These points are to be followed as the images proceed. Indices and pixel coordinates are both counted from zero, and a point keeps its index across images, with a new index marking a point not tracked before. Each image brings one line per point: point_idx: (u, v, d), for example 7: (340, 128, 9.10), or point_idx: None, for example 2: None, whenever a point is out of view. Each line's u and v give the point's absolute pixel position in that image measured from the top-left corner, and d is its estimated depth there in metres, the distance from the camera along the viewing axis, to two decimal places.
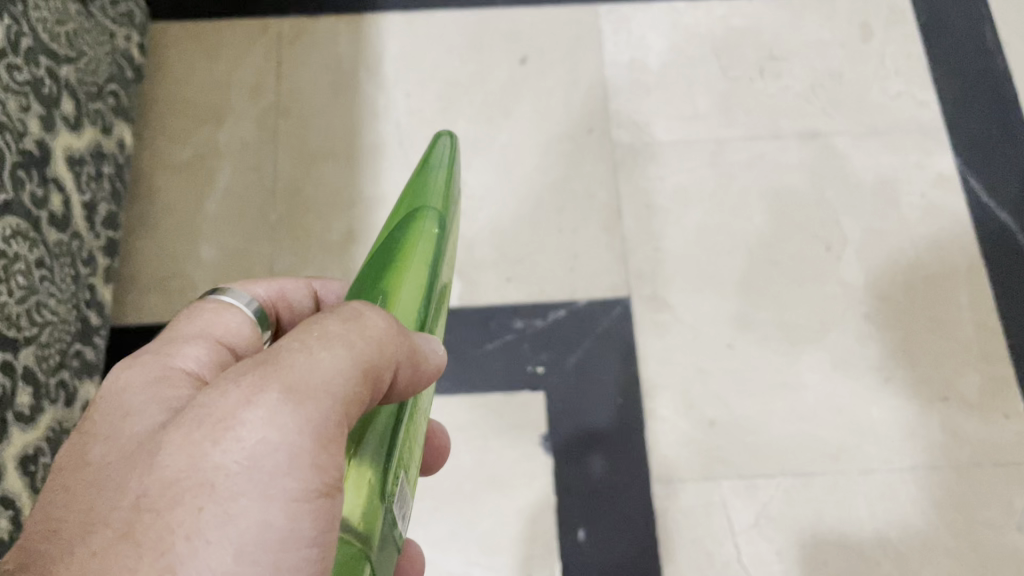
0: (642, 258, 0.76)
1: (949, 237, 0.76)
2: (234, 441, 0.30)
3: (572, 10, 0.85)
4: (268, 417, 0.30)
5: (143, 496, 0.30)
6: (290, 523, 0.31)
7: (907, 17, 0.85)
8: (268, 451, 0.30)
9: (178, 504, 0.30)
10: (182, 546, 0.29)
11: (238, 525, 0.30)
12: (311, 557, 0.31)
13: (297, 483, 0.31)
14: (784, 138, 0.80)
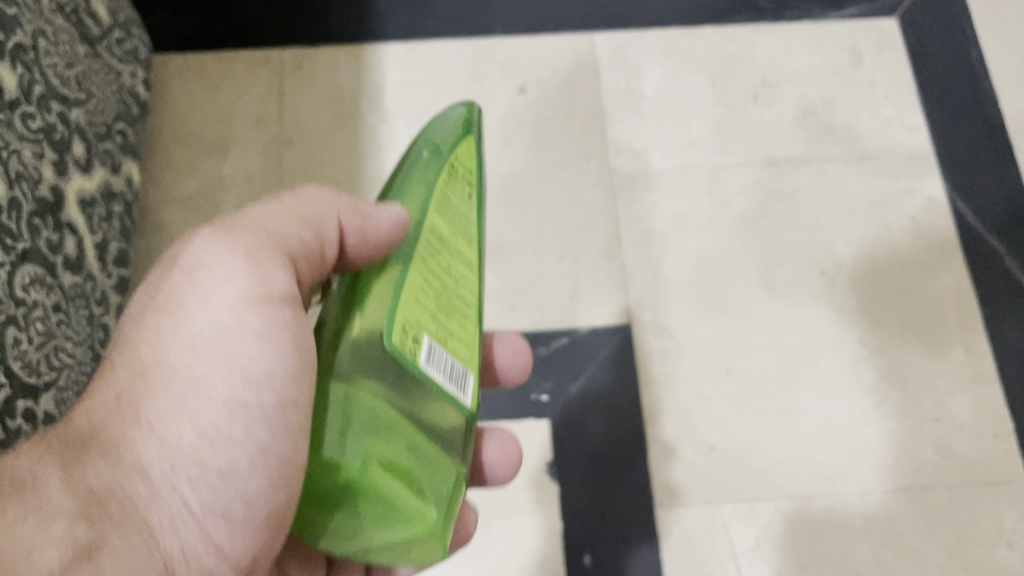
0: (642, 285, 0.77)
1: (940, 260, 0.78)
2: (175, 278, 0.40)
3: (569, 39, 0.87)
4: (212, 243, 0.41)
5: (128, 328, 0.40)
6: (237, 318, 0.40)
7: (896, 43, 0.87)
8: (213, 265, 0.40)
9: (151, 320, 0.40)
10: (153, 349, 0.39)
11: (198, 325, 0.39)
12: (253, 346, 0.39)
13: (242, 286, 0.40)
14: (778, 164, 0.82)
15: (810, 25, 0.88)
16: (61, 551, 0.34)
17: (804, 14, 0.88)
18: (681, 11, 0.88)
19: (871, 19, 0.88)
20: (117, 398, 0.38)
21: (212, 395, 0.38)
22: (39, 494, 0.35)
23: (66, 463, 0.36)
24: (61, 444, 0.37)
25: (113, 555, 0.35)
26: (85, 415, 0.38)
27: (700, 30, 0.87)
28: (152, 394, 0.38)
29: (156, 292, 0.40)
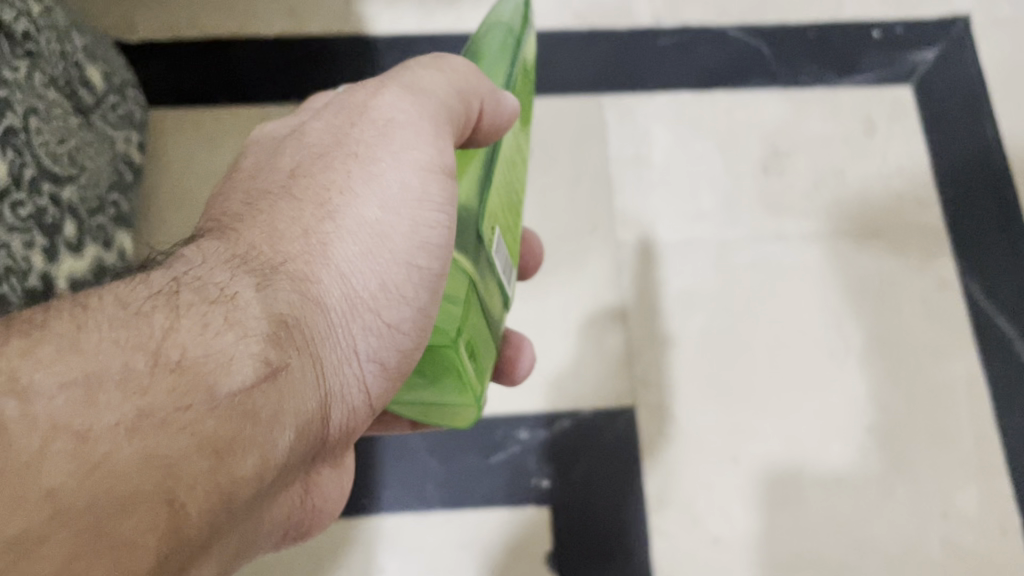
0: (647, 364, 0.76)
1: (949, 343, 0.77)
2: (366, 122, 0.45)
3: (575, 100, 0.85)
4: (392, 101, 0.45)
5: (297, 168, 0.44)
6: (421, 186, 0.44)
7: (910, 112, 0.85)
8: (391, 124, 0.45)
9: (330, 167, 0.44)
10: (337, 197, 0.43)
11: (379, 183, 0.44)
12: (437, 218, 0.44)
13: (423, 156, 0.44)
14: (788, 239, 0.80)
15: (823, 91, 0.86)
16: (249, 368, 0.35)
17: (816, 79, 0.86)
18: (691, 75, 0.86)
19: (884, 87, 0.86)
20: (305, 234, 0.41)
21: (391, 246, 0.43)
22: (235, 310, 0.36)
23: (259, 285, 0.38)
24: (252, 266, 0.39)
25: (290, 376, 0.37)
26: (274, 245, 0.40)
27: (710, 94, 0.86)
28: (337, 240, 0.42)
29: (349, 141, 0.45)
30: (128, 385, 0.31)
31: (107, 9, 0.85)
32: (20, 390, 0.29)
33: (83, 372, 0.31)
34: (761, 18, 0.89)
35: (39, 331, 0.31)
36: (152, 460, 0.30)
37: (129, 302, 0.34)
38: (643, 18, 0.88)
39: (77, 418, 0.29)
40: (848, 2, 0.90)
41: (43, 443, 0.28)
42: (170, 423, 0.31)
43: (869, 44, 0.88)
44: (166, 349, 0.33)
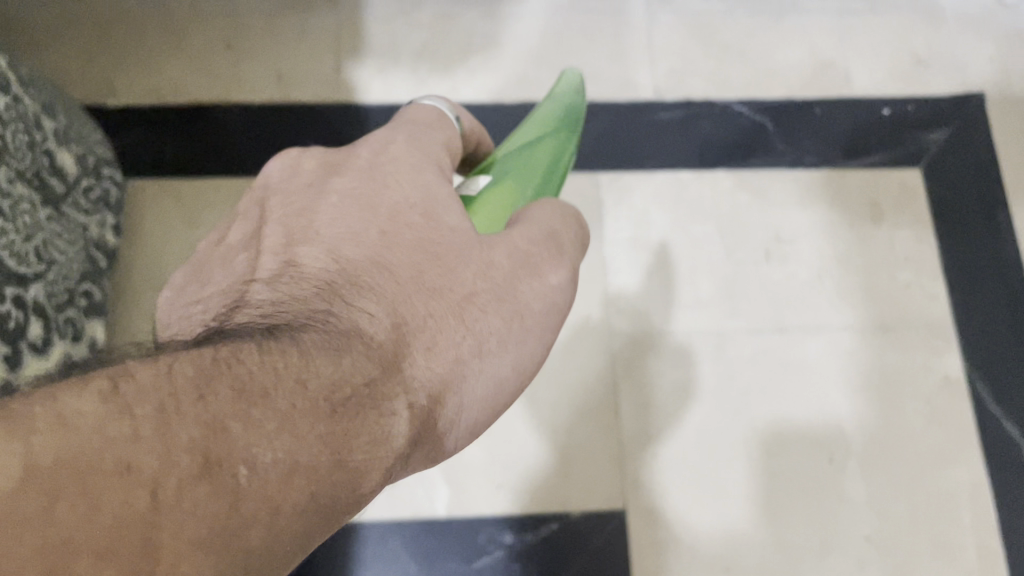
0: (638, 464, 0.73)
1: (953, 448, 0.74)
2: (540, 292, 0.41)
3: (572, 178, 0.82)
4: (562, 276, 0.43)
5: (471, 294, 0.40)
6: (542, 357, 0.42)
7: (918, 196, 0.82)
8: (552, 296, 0.42)
9: (494, 308, 0.40)
10: (492, 344, 0.39)
11: (524, 345, 0.41)
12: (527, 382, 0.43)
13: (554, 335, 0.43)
14: (789, 332, 0.77)
15: (828, 173, 0.83)
16: (386, 475, 0.33)
17: (822, 160, 0.83)
18: (691, 152, 0.83)
19: (892, 170, 0.83)
20: (457, 363, 0.38)
21: (500, 400, 0.41)
22: (393, 418, 0.34)
23: (413, 398, 0.35)
24: (407, 376, 0.36)
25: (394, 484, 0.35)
26: (427, 363, 0.37)
27: (713, 174, 0.83)
28: (474, 381, 0.39)
29: (515, 296, 0.41)
30: (314, 475, 0.29)
31: (88, 71, 0.82)
32: (238, 460, 0.27)
33: (289, 460, 0.28)
34: (766, 93, 0.85)
35: (257, 397, 0.29)
36: (296, 543, 0.28)
37: (327, 388, 0.32)
38: (644, 92, 0.85)
39: (272, 495, 0.27)
40: (857, 76, 0.86)
41: (245, 514, 0.26)
42: (322, 512, 0.29)
43: (879, 123, 0.85)
44: (346, 447, 0.31)
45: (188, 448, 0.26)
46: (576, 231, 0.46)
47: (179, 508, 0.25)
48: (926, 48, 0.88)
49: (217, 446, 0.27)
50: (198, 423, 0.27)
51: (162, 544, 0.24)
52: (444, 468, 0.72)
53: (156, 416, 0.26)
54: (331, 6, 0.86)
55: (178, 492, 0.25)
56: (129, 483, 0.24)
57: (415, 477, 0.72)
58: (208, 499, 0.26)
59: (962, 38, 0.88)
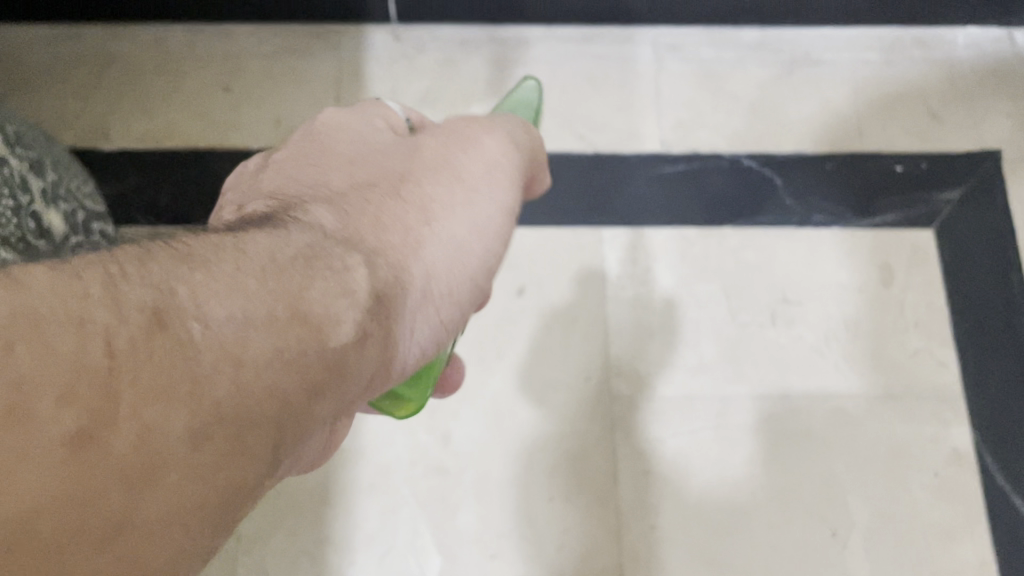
0: (636, 535, 0.71)
1: (960, 524, 0.72)
2: (473, 156, 0.42)
3: (574, 232, 0.80)
4: (497, 145, 0.43)
5: (407, 174, 0.40)
6: (501, 225, 0.42)
7: (930, 259, 0.80)
8: (490, 164, 0.42)
9: (433, 180, 0.40)
10: (439, 208, 0.39)
11: (476, 208, 0.40)
12: (496, 254, 0.42)
13: (510, 199, 0.42)
14: (794, 399, 0.75)
15: (839, 232, 0.81)
16: (353, 331, 0.31)
17: (831, 218, 0.81)
18: (697, 208, 0.81)
19: (904, 231, 0.81)
20: (407, 230, 0.37)
21: (465, 267, 0.39)
22: (350, 275, 0.32)
23: (369, 262, 0.34)
24: (360, 245, 0.34)
25: (373, 354, 0.33)
26: (379, 236, 0.36)
27: (719, 231, 0.81)
28: (431, 246, 0.38)
29: (452, 166, 0.41)
30: (270, 327, 0.27)
31: (83, 115, 0.81)
32: (190, 315, 0.25)
33: (245, 308, 0.27)
34: (775, 147, 0.84)
35: (200, 264, 0.28)
36: (275, 398, 0.27)
37: (272, 252, 0.30)
38: (652, 144, 0.84)
39: (231, 346, 0.26)
40: (870, 130, 0.85)
41: (205, 364, 0.25)
42: (294, 367, 0.28)
43: (892, 180, 0.83)
44: (303, 302, 0.29)
45: (139, 306, 0.25)
46: (516, 131, 0.46)
47: (135, 357, 0.23)
48: (942, 103, 0.86)
49: (168, 305, 0.25)
50: (147, 284, 0.26)
51: (123, 391, 0.23)
52: (437, 535, 0.71)
53: (103, 276, 0.25)
54: (332, 50, 0.85)
55: (132, 342, 0.23)
56: (82, 331, 0.23)
57: (407, 546, 0.70)
58: (162, 351, 0.24)
59: (979, 94, 0.86)
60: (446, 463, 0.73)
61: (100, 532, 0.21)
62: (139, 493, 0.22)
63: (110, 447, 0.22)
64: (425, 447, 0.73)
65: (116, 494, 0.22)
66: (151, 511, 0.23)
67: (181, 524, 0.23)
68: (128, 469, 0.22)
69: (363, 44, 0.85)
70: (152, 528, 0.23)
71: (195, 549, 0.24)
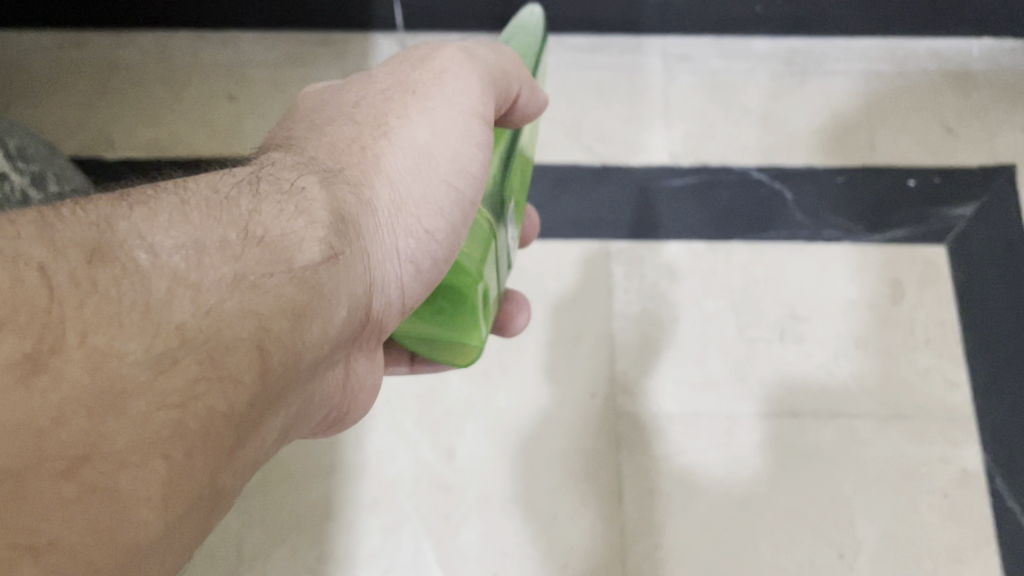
0: (640, 554, 0.70)
1: (969, 547, 0.71)
2: (425, 68, 0.44)
3: (581, 246, 0.80)
4: (457, 50, 0.45)
5: (362, 101, 0.43)
6: (473, 126, 0.43)
7: (942, 276, 0.79)
8: (447, 69, 0.44)
9: (390, 103, 0.43)
10: (395, 122, 0.42)
11: (436, 112, 0.42)
12: (479, 153, 0.43)
13: (481, 99, 0.43)
14: (802, 417, 0.74)
15: (850, 248, 0.80)
16: (321, 248, 0.34)
17: (842, 233, 0.81)
18: (705, 222, 0.81)
19: (916, 246, 0.80)
20: (362, 149, 0.40)
21: (436, 168, 0.41)
22: (302, 196, 0.35)
23: (325, 183, 0.37)
24: (316, 168, 0.38)
25: (351, 270, 0.36)
26: (337, 158, 0.39)
27: (727, 246, 0.80)
28: (389, 155, 0.41)
29: (406, 83, 0.44)
30: (225, 251, 0.31)
31: (87, 123, 0.81)
32: (134, 246, 0.29)
33: (193, 237, 0.30)
34: (785, 159, 0.84)
35: (141, 200, 0.31)
36: (246, 319, 0.30)
37: (214, 185, 0.33)
38: (660, 155, 0.84)
39: (182, 272, 0.29)
40: (882, 143, 0.84)
41: (158, 291, 0.28)
42: (258, 288, 0.31)
43: (903, 195, 0.82)
44: (253, 224, 0.32)
45: (76, 243, 0.27)
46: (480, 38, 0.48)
47: (76, 290, 0.26)
48: (956, 116, 0.85)
49: (106, 241, 0.28)
50: (85, 223, 0.28)
51: (66, 320, 0.25)
52: (439, 553, 0.70)
53: (37, 220, 0.27)
54: (338, 58, 0.84)
55: (72, 276, 0.26)
56: (17, 268, 0.25)
57: (409, 564, 0.70)
58: (107, 282, 0.27)
59: (994, 106, 0.85)
60: (449, 479, 0.72)
61: (60, 465, 0.23)
62: (102, 416, 0.25)
63: (57, 377, 0.24)
64: (427, 462, 0.72)
65: (74, 420, 0.24)
66: (122, 436, 0.25)
67: (162, 444, 0.26)
68: (84, 392, 0.25)
69: (369, 50, 0.84)
70: (114, 451, 0.25)
71: (193, 469, 0.27)
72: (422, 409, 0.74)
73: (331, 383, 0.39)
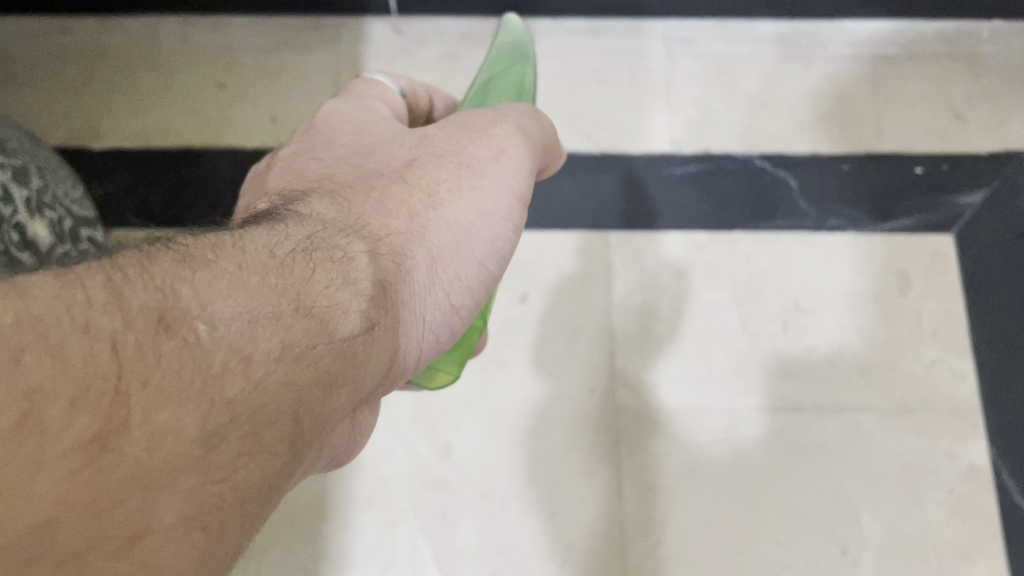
0: (642, 552, 0.69)
1: (974, 543, 0.70)
2: (482, 144, 0.46)
3: (580, 236, 0.78)
4: (513, 134, 0.47)
5: (414, 160, 0.44)
6: (508, 212, 0.44)
7: (950, 265, 0.77)
8: (497, 151, 0.45)
9: (441, 169, 0.43)
10: (446, 194, 0.42)
11: (484, 195, 0.43)
12: (510, 241, 0.45)
13: (522, 188, 0.46)
14: (806, 412, 0.73)
15: (854, 237, 0.78)
16: (360, 320, 0.33)
17: (847, 222, 0.79)
18: (708, 212, 0.79)
19: (923, 235, 0.78)
20: (411, 215, 0.40)
21: (472, 250, 0.42)
22: (351, 266, 0.34)
23: (371, 250, 0.36)
24: (360, 233, 0.37)
25: (383, 341, 0.34)
26: (381, 220, 0.39)
27: (729, 235, 0.78)
28: (436, 227, 0.40)
29: (462, 154, 0.45)
30: (276, 321, 0.29)
31: (72, 113, 0.79)
32: (194, 315, 0.27)
33: (247, 307, 0.29)
34: (790, 147, 0.82)
35: (203, 264, 0.29)
36: (289, 392, 0.28)
37: (271, 247, 0.32)
38: (660, 143, 0.82)
39: (237, 345, 0.27)
40: (888, 129, 0.82)
41: (216, 364, 0.26)
42: (302, 362, 0.29)
43: (911, 183, 0.80)
44: (304, 296, 0.31)
45: (142, 310, 0.26)
46: (528, 113, 0.50)
47: (143, 362, 0.25)
48: (966, 102, 0.83)
49: (171, 306, 0.27)
50: (149, 288, 0.27)
51: (133, 397, 0.24)
52: (435, 551, 0.69)
53: (106, 284, 0.26)
54: (329, 43, 0.82)
55: (139, 348, 0.25)
56: (90, 339, 0.24)
57: (405, 562, 0.68)
58: (171, 354, 0.25)
59: (1004, 91, 0.83)
60: (446, 476, 0.71)
61: (116, 546, 0.21)
62: (158, 497, 0.23)
63: (121, 458, 0.23)
64: (423, 460, 0.71)
65: (131, 499, 0.22)
66: (171, 514, 0.23)
67: (201, 520, 0.24)
68: (144, 473, 0.23)
69: (362, 36, 0.82)
70: (166, 529, 0.23)
71: (224, 544, 0.24)
72: (418, 405, 0.73)
73: (341, 433, 0.38)
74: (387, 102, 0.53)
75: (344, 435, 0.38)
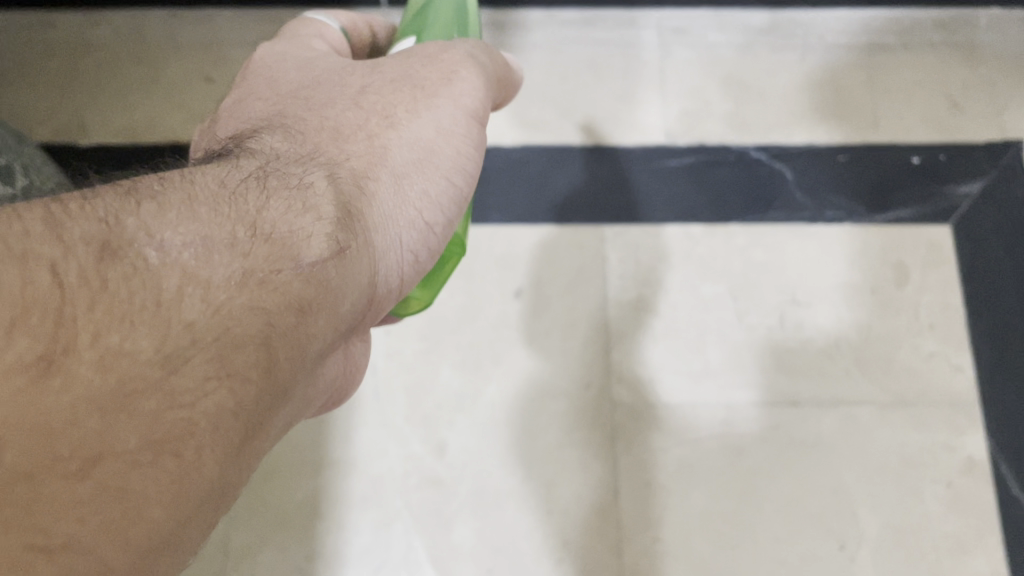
0: (638, 549, 0.69)
1: (974, 538, 0.69)
2: (431, 65, 0.46)
3: (574, 229, 0.77)
4: (464, 54, 0.47)
5: (366, 88, 0.44)
6: (469, 127, 0.44)
7: (946, 257, 0.76)
8: (447, 69, 0.46)
9: (395, 93, 0.44)
10: (402, 113, 0.42)
11: (439, 108, 0.43)
12: (475, 155, 0.44)
13: (478, 103, 0.46)
14: (803, 405, 0.72)
15: (852, 229, 0.77)
16: (328, 244, 0.33)
17: (843, 213, 0.78)
18: (703, 204, 0.78)
19: (919, 225, 0.77)
20: (369, 138, 0.40)
21: (438, 165, 0.41)
22: (310, 192, 0.34)
23: (330, 176, 0.36)
24: (316, 161, 0.37)
25: (355, 262, 0.34)
26: (340, 146, 0.39)
27: (724, 227, 0.77)
28: (396, 145, 0.40)
29: (413, 77, 0.45)
30: (233, 247, 0.29)
31: (57, 108, 0.78)
32: (143, 244, 0.27)
33: (200, 236, 0.29)
34: (785, 137, 0.81)
35: (149, 195, 0.29)
36: (255, 316, 0.28)
37: (221, 178, 0.32)
38: (654, 134, 0.81)
39: (190, 269, 0.28)
40: (885, 118, 0.81)
41: (168, 290, 0.27)
42: (267, 286, 0.29)
43: (907, 172, 0.79)
44: (263, 223, 0.31)
45: (85, 239, 0.26)
46: (481, 46, 0.50)
47: (87, 288, 0.25)
48: (962, 90, 0.82)
49: (116, 237, 0.27)
50: (93, 219, 0.27)
51: (79, 319, 0.24)
52: (431, 550, 0.68)
53: (46, 216, 0.26)
54: None
55: (83, 275, 0.25)
56: (28, 266, 0.24)
57: (401, 560, 0.68)
58: (117, 280, 0.26)
59: (1001, 79, 0.82)
60: (440, 472, 0.70)
61: (73, 466, 0.22)
62: (117, 418, 0.23)
63: (69, 379, 0.23)
64: (417, 457, 0.70)
65: (87, 419, 0.23)
66: (132, 434, 0.24)
67: (169, 441, 0.24)
68: (99, 395, 0.23)
69: None
70: (128, 450, 0.23)
71: (202, 463, 0.25)
72: (411, 402, 0.72)
73: (335, 367, 0.38)
74: (328, 42, 0.53)
75: (339, 369, 0.38)
